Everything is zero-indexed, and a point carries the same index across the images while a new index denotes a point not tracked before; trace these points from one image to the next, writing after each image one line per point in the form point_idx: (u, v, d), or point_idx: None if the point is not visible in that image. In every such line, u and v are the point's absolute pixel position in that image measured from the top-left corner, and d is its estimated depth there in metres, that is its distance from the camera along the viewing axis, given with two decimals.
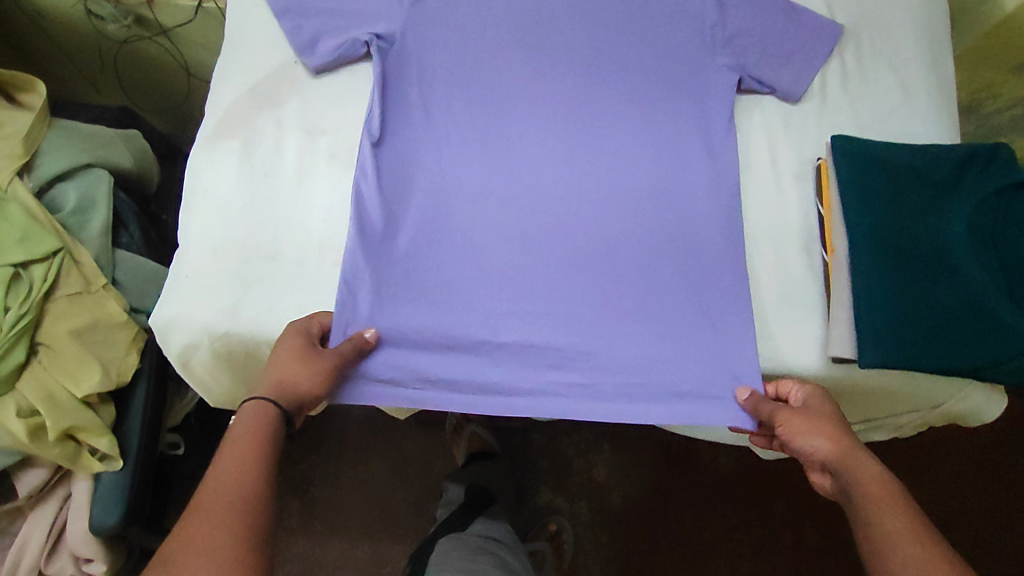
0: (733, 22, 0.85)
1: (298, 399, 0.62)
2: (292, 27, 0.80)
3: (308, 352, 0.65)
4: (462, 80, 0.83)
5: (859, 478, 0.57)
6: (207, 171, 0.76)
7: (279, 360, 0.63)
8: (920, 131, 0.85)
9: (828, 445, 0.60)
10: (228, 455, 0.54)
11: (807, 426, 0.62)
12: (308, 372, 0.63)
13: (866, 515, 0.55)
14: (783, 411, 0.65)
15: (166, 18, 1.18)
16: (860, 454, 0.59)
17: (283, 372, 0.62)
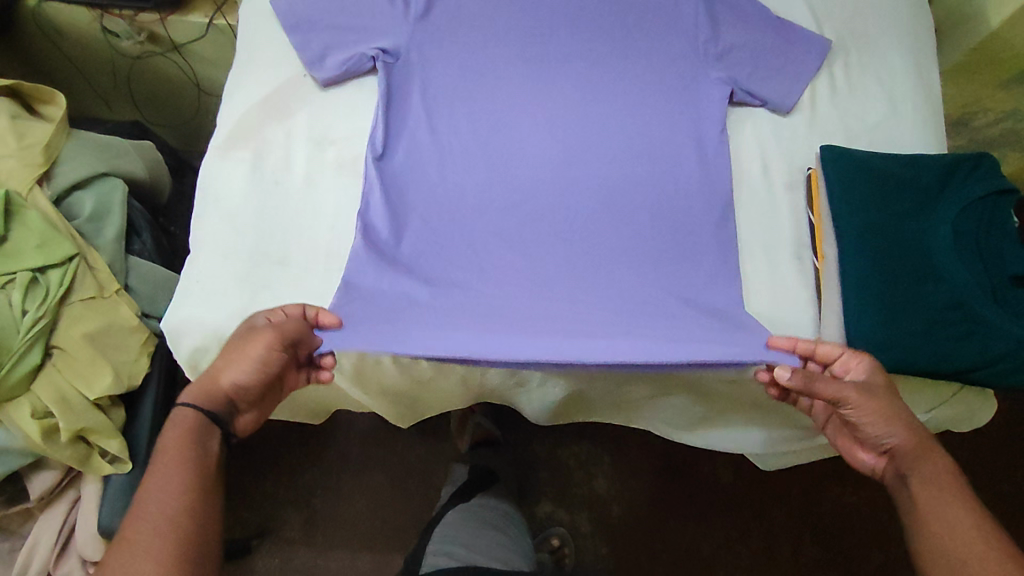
0: (723, 38, 0.89)
1: (223, 393, 0.65)
2: (302, 43, 0.84)
3: (238, 340, 0.67)
4: (466, 93, 0.86)
5: (929, 471, 0.64)
6: (219, 180, 0.79)
7: (218, 355, 0.68)
8: (907, 143, 0.88)
9: (904, 434, 0.66)
10: (155, 480, 0.57)
11: (885, 413, 0.66)
12: (228, 363, 0.66)
13: (936, 507, 0.61)
14: (858, 392, 0.67)
15: (179, 35, 1.24)
16: (930, 445, 0.65)
17: (207, 368, 0.66)
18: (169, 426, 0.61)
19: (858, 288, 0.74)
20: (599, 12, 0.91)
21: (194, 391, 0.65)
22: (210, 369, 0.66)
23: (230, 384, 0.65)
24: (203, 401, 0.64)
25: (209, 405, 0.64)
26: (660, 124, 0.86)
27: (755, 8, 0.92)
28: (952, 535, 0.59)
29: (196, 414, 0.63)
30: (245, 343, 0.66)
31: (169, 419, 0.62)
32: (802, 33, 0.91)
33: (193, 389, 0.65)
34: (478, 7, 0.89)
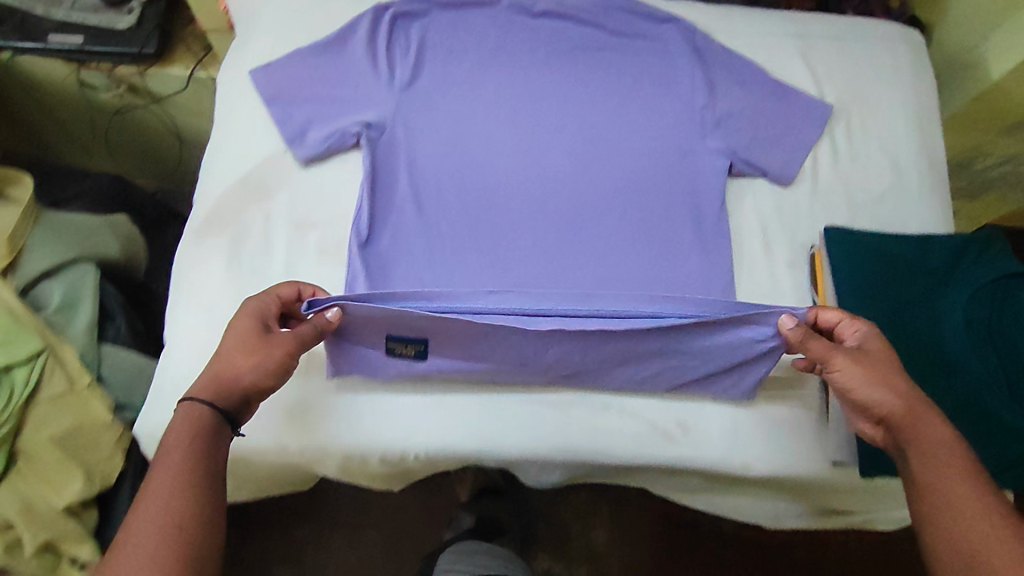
0: (720, 105, 0.87)
1: (237, 395, 0.60)
2: (283, 117, 0.81)
3: (245, 337, 0.61)
4: (455, 167, 0.83)
5: (922, 442, 0.58)
6: (197, 269, 0.76)
7: (224, 348, 0.61)
8: (911, 216, 0.85)
9: (894, 400, 0.60)
10: (161, 471, 0.53)
11: (869, 378, 0.61)
12: (249, 364, 0.60)
13: (930, 484, 0.56)
14: (840, 357, 0.62)
15: (159, 86, 1.19)
16: (926, 411, 0.59)
17: (219, 363, 0.60)
18: (172, 422, 0.56)
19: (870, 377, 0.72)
20: (590, 79, 0.88)
21: (205, 386, 0.59)
22: (220, 362, 0.60)
23: (246, 385, 0.61)
24: (218, 398, 0.58)
25: (223, 405, 0.59)
26: (657, 196, 0.83)
27: (751, 73, 0.89)
28: (945, 514, 0.54)
29: (205, 414, 0.57)
30: (266, 343, 0.62)
31: (180, 415, 0.56)
32: (802, 98, 0.88)
33: (201, 383, 0.59)
34: (465, 75, 0.86)
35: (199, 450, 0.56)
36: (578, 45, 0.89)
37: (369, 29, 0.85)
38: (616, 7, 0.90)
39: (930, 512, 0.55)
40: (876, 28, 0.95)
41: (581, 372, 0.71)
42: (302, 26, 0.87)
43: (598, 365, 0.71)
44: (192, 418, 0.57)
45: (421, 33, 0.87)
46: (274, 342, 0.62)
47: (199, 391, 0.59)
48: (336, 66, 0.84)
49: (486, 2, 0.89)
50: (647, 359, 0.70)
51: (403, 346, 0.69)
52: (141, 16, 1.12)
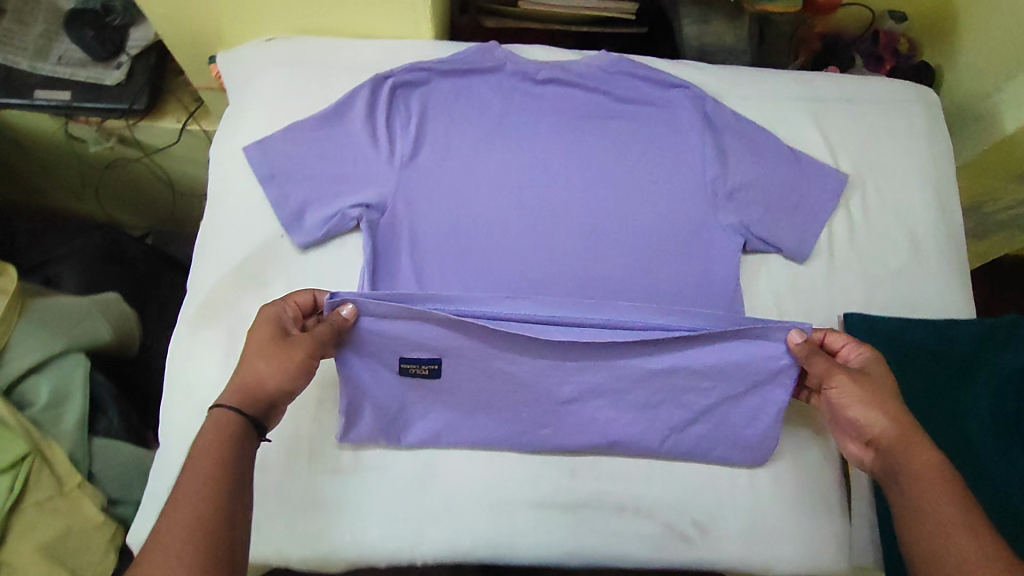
0: (733, 175, 0.84)
1: (263, 399, 0.61)
2: (279, 196, 0.78)
3: (266, 344, 0.62)
4: (458, 246, 0.79)
5: (913, 464, 0.59)
6: (191, 364, 0.73)
7: (248, 356, 0.62)
8: (931, 292, 0.83)
9: (891, 423, 0.62)
10: (192, 474, 0.53)
11: (868, 398, 0.63)
12: (271, 366, 0.61)
13: (923, 505, 0.57)
14: (842, 375, 0.65)
15: (151, 138, 1.16)
16: (919, 436, 0.61)
17: (243, 370, 0.61)
18: (201, 427, 0.57)
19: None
20: (597, 149, 0.85)
21: (231, 391, 0.60)
22: (244, 367, 0.61)
23: (273, 390, 0.61)
24: (246, 405, 0.59)
25: (250, 411, 0.59)
26: (667, 274, 0.80)
27: (763, 140, 0.86)
28: (938, 536, 0.55)
29: (234, 418, 0.58)
30: (284, 344, 0.62)
31: (210, 419, 0.57)
32: (816, 167, 0.85)
33: (229, 391, 0.60)
34: (467, 147, 0.83)
35: (226, 450, 0.56)
36: (585, 112, 0.86)
37: (367, 102, 0.82)
38: (623, 71, 0.87)
39: (915, 529, 0.57)
40: (892, 88, 0.91)
41: (598, 393, 0.72)
42: (299, 98, 0.84)
43: (614, 380, 0.71)
44: (220, 423, 0.57)
45: (421, 104, 0.84)
46: (292, 343, 0.62)
47: (228, 398, 0.60)
48: (332, 141, 0.80)
49: (488, 68, 0.86)
50: (663, 376, 0.71)
51: (418, 365, 0.70)
52: (132, 69, 1.06)
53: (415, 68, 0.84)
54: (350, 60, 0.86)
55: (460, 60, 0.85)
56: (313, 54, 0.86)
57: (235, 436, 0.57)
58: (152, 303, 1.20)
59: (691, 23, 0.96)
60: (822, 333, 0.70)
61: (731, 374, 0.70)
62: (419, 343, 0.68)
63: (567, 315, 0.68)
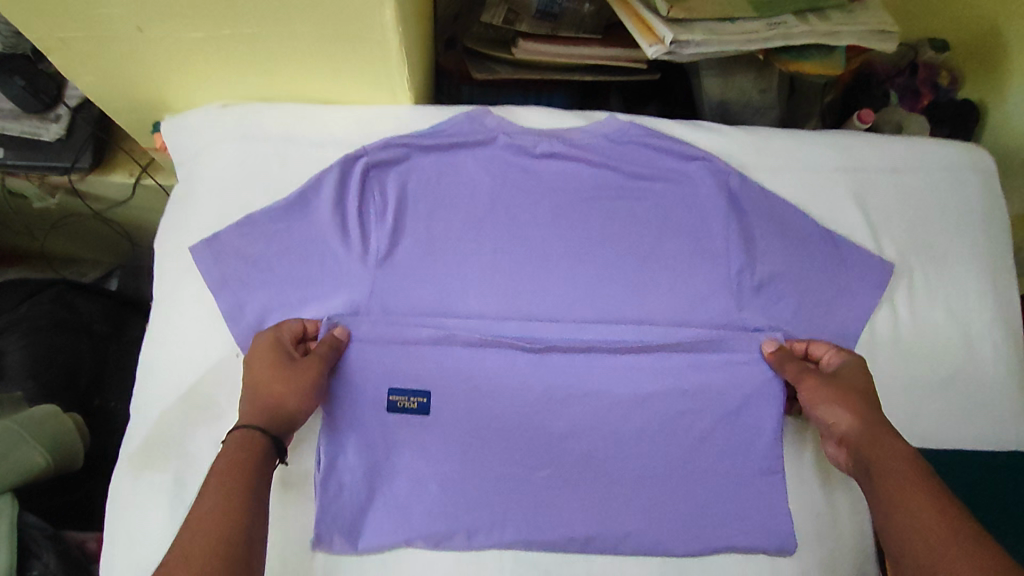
0: (762, 266, 0.72)
1: (283, 420, 0.60)
2: (234, 306, 0.67)
3: (274, 366, 0.61)
4: (442, 361, 0.68)
5: (879, 458, 0.57)
6: (133, 512, 0.63)
7: (258, 381, 0.61)
8: (987, 405, 0.72)
9: (853, 417, 0.61)
10: (209, 488, 0.52)
11: (834, 397, 0.62)
12: (286, 387, 0.61)
13: (887, 490, 0.55)
14: (807, 374, 0.64)
15: (99, 191, 1.02)
16: (886, 431, 0.59)
17: (259, 394, 0.60)
18: (223, 449, 0.56)
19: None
20: (604, 236, 0.73)
21: (251, 415, 0.59)
22: (257, 389, 0.61)
23: (293, 411, 0.61)
24: (267, 426, 0.58)
25: (274, 433, 0.58)
26: (685, 389, 0.69)
27: (795, 222, 0.74)
28: (903, 517, 0.52)
29: (258, 439, 0.57)
30: (293, 363, 0.62)
31: (232, 441, 0.57)
32: (855, 254, 0.74)
33: (248, 415, 0.59)
34: (454, 237, 0.71)
35: (245, 468, 0.54)
36: (591, 191, 0.74)
37: (336, 188, 0.69)
38: (634, 140, 0.75)
39: (889, 517, 0.53)
40: (942, 152, 0.80)
41: (601, 465, 0.68)
42: (255, 182, 0.72)
43: (612, 412, 0.69)
44: (243, 445, 0.56)
45: (399, 186, 0.71)
46: (300, 362, 0.62)
47: (248, 423, 0.59)
48: (296, 235, 0.69)
49: (480, 142, 0.73)
50: (656, 402, 0.69)
51: (407, 397, 0.67)
52: (72, 122, 0.93)
53: (392, 144, 0.71)
54: (316, 133, 0.74)
55: (445, 132, 0.73)
56: (272, 125, 0.74)
57: (257, 451, 0.56)
58: (116, 360, 1.05)
59: (712, 75, 0.82)
60: (805, 342, 0.69)
61: (736, 439, 0.69)
62: (410, 372, 0.67)
63: (555, 327, 0.70)
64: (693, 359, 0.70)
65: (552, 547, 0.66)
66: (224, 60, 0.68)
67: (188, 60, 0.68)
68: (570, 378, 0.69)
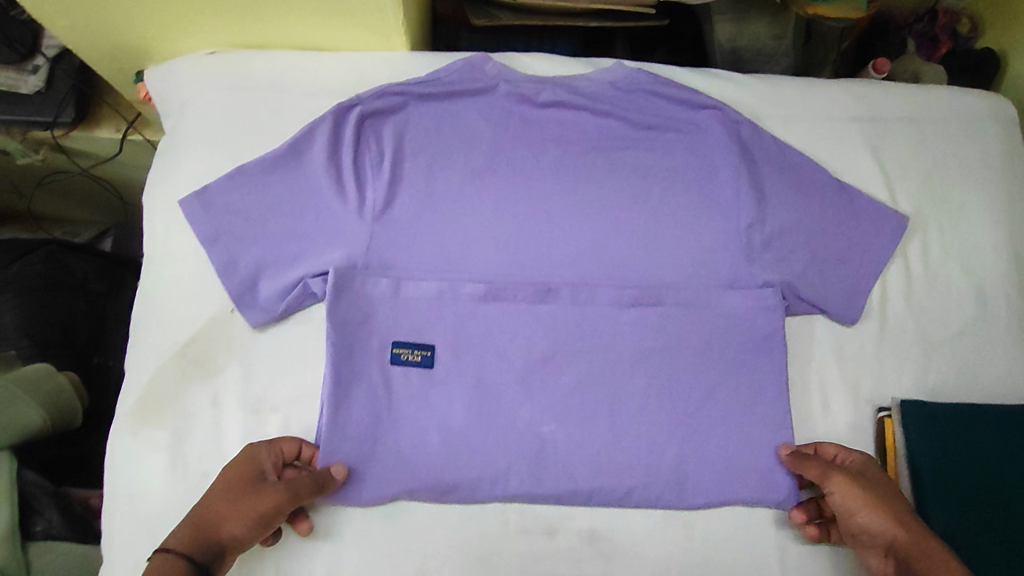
0: (774, 218, 0.69)
1: (215, 543, 0.55)
2: (227, 261, 0.65)
3: (236, 481, 0.58)
4: (443, 319, 0.67)
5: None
6: (133, 468, 0.63)
7: (212, 495, 0.57)
8: (998, 359, 0.71)
9: (898, 527, 0.58)
10: None
11: (873, 504, 0.59)
12: (243, 507, 0.57)
13: None
14: (839, 476, 0.61)
15: (85, 147, 0.98)
16: (931, 546, 0.56)
17: (205, 511, 0.56)
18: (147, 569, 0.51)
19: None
20: (609, 187, 0.70)
21: (182, 535, 0.54)
22: (208, 505, 0.57)
23: (227, 536, 0.56)
24: (194, 547, 0.53)
25: (199, 555, 0.53)
26: (690, 347, 0.68)
27: (808, 173, 0.71)
28: None
29: (181, 559, 0.52)
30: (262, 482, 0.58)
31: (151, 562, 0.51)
32: (870, 206, 0.71)
33: (183, 532, 0.55)
34: (453, 191, 0.68)
35: None
36: (596, 142, 0.71)
37: (329, 138, 0.66)
38: (642, 88, 0.71)
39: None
40: (963, 101, 0.76)
41: (604, 420, 0.67)
42: (246, 132, 0.69)
43: (614, 369, 0.68)
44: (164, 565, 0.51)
45: (396, 137, 0.68)
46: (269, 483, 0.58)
47: (179, 539, 0.54)
48: (290, 188, 0.66)
49: (480, 89, 0.70)
50: (660, 359, 0.68)
51: (410, 351, 0.66)
52: (51, 74, 0.89)
53: (387, 92, 0.68)
54: (308, 81, 0.71)
55: (443, 80, 0.69)
56: (260, 73, 0.70)
57: None
58: (113, 319, 1.03)
59: (724, 19, 0.79)
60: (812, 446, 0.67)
61: (740, 393, 0.68)
62: (411, 326, 0.66)
63: (560, 279, 0.69)
64: (700, 312, 0.68)
65: (553, 501, 0.66)
66: (206, 2, 0.64)
67: (168, 4, 0.64)
68: (573, 334, 0.68)
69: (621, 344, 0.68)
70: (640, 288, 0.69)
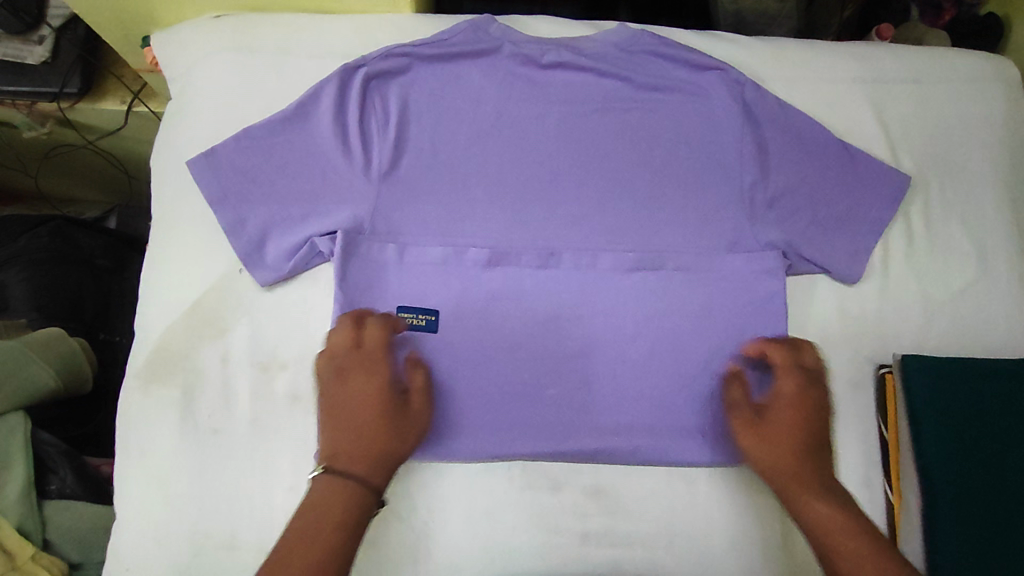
0: (777, 179, 0.70)
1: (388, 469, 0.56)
2: (234, 222, 0.66)
3: (390, 409, 0.58)
4: (448, 280, 0.67)
5: (816, 511, 0.56)
6: (144, 426, 0.64)
7: (369, 421, 0.56)
8: (999, 319, 0.71)
9: (778, 472, 0.59)
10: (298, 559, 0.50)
11: (761, 449, 0.60)
12: (399, 437, 0.57)
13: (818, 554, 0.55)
14: (740, 422, 0.61)
15: (91, 120, 0.99)
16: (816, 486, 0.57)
17: (373, 438, 0.56)
18: (329, 499, 0.53)
19: (958, 542, 0.62)
20: (613, 149, 0.71)
21: (356, 463, 0.55)
22: (372, 432, 0.56)
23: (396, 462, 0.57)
24: (375, 477, 0.55)
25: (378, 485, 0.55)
26: (692, 307, 0.69)
27: (812, 134, 0.71)
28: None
29: (368, 494, 0.54)
30: (405, 410, 0.59)
31: (335, 496, 0.53)
32: (873, 166, 0.71)
33: (356, 460, 0.55)
34: (459, 153, 0.69)
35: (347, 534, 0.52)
36: (600, 104, 0.71)
37: (334, 98, 0.67)
38: (645, 49, 0.72)
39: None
40: (966, 62, 0.76)
41: (607, 379, 0.68)
42: (251, 95, 0.70)
43: (618, 328, 0.68)
44: (347, 498, 0.53)
45: (401, 98, 0.69)
46: (412, 408, 0.59)
47: (354, 468, 0.55)
48: (295, 149, 0.66)
49: (484, 51, 0.70)
50: (663, 319, 0.69)
51: (414, 314, 0.66)
52: (56, 44, 0.89)
53: (392, 53, 0.68)
54: (313, 44, 0.71)
55: (447, 41, 0.70)
56: (266, 36, 0.71)
57: (359, 514, 0.53)
58: (118, 296, 1.04)
59: None
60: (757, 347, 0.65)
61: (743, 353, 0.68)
62: (417, 287, 0.67)
63: (565, 240, 0.69)
64: (702, 272, 0.69)
65: (558, 459, 0.67)
66: None
67: None
68: (577, 295, 0.69)
69: (625, 304, 0.69)
70: (645, 248, 0.69)
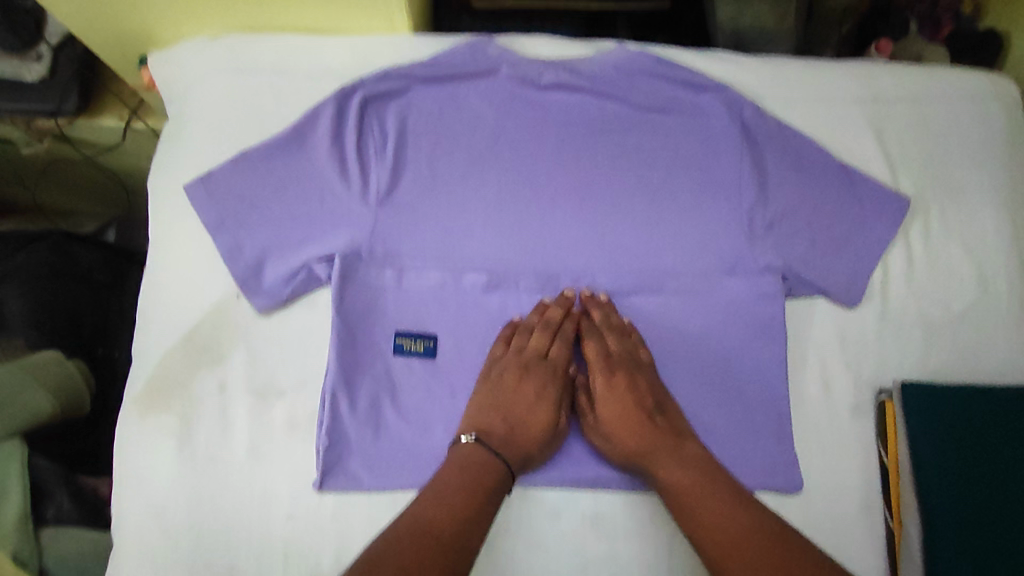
0: (776, 202, 0.69)
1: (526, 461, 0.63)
2: (232, 248, 0.66)
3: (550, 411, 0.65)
4: (447, 305, 0.67)
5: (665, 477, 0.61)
6: (143, 453, 0.64)
7: (527, 416, 0.64)
8: (999, 342, 0.71)
9: (626, 451, 0.64)
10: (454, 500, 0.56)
11: (606, 433, 0.65)
12: (544, 439, 0.64)
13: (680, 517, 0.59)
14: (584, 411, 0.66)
15: (88, 136, 0.98)
16: (660, 456, 0.62)
17: (528, 429, 0.63)
18: (485, 464, 0.59)
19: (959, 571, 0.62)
20: (612, 171, 0.70)
21: (510, 447, 0.62)
22: (529, 425, 0.63)
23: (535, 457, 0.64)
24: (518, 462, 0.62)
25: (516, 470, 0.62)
26: (691, 331, 0.69)
27: (812, 156, 0.71)
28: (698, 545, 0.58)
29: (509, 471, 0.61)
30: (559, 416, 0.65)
31: (489, 461, 0.59)
32: (873, 189, 0.71)
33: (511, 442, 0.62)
34: (457, 175, 0.69)
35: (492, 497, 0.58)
36: (598, 126, 0.71)
37: (333, 122, 0.66)
38: (643, 70, 0.71)
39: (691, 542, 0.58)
40: (966, 83, 0.76)
41: None
42: (249, 119, 0.69)
43: None
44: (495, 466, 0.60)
45: (399, 120, 0.68)
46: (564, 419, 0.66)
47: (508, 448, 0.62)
48: (293, 174, 0.66)
49: (482, 73, 0.70)
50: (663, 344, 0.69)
51: (413, 340, 0.66)
52: (54, 62, 0.89)
53: (390, 76, 0.68)
54: (310, 67, 0.71)
55: (445, 63, 0.69)
56: (263, 59, 0.71)
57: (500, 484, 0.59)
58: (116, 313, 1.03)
59: None
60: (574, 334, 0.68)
61: (743, 377, 0.68)
62: (416, 312, 0.66)
63: (564, 264, 0.69)
64: (702, 296, 0.69)
65: (557, 485, 0.66)
66: None
67: None
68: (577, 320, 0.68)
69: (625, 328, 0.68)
70: (644, 272, 0.69)
